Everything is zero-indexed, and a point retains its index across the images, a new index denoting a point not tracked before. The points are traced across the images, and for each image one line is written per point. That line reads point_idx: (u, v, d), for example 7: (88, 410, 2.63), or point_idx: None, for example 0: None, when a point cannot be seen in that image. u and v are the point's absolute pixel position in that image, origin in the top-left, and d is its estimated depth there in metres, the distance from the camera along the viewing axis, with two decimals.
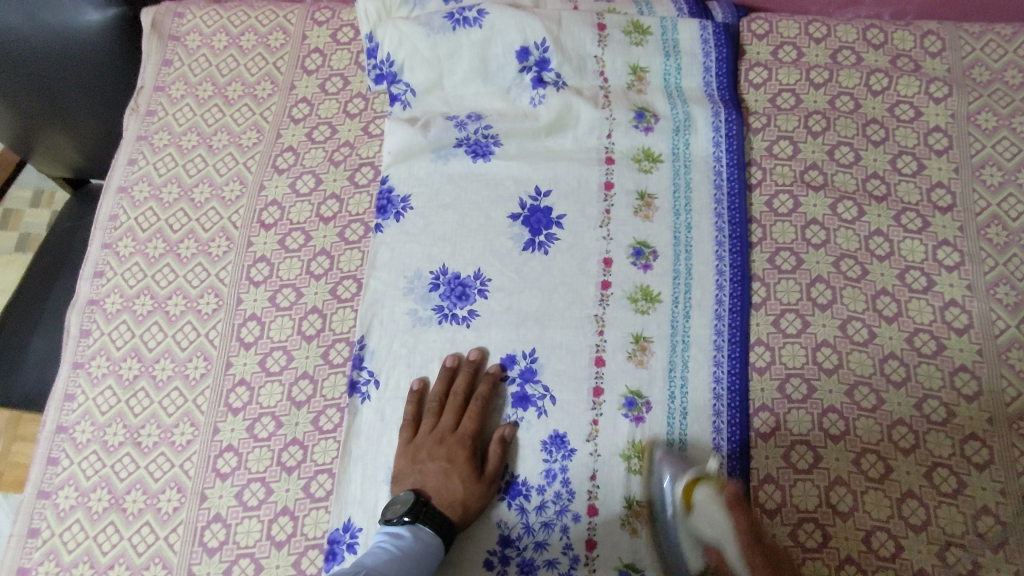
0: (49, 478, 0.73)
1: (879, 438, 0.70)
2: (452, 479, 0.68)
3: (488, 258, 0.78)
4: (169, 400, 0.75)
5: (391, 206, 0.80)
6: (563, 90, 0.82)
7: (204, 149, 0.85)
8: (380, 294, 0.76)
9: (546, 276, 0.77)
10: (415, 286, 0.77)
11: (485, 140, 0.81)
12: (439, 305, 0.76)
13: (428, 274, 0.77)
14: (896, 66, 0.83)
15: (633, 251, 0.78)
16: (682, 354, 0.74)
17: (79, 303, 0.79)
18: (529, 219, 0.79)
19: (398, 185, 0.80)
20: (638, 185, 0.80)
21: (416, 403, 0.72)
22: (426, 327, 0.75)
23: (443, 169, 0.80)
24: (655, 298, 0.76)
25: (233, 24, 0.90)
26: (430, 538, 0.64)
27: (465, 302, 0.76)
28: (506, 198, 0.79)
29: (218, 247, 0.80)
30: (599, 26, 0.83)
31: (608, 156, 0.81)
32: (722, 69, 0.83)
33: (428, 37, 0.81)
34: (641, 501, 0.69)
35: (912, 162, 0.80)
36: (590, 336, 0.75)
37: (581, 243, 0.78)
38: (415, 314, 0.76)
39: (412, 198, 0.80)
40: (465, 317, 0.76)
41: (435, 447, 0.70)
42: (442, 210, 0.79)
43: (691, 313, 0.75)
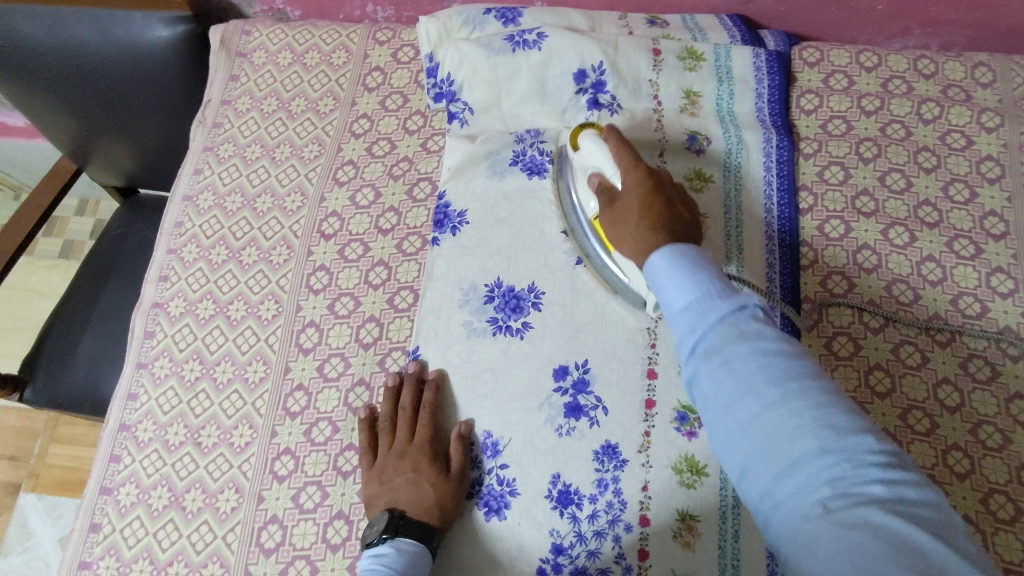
0: (111, 475, 0.75)
1: (933, 462, 0.70)
2: (421, 486, 0.69)
3: (542, 273, 0.79)
4: (229, 402, 0.77)
5: (448, 220, 0.82)
6: (617, 114, 0.84)
7: (267, 160, 0.88)
8: (436, 305, 0.78)
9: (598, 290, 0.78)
10: (470, 298, 0.78)
11: (540, 157, 0.84)
12: (493, 317, 0.78)
13: (483, 286, 0.79)
14: (946, 96, 0.85)
15: None
16: None
17: (145, 305, 0.82)
18: (582, 235, 0.80)
19: (455, 200, 0.82)
20: None
21: (369, 429, 0.73)
22: (481, 338, 0.77)
23: (498, 186, 0.83)
24: None
25: (298, 42, 0.93)
26: (414, 548, 0.65)
27: (519, 314, 0.78)
28: (559, 214, 0.81)
29: (279, 255, 0.83)
30: (654, 51, 0.85)
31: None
32: (774, 95, 0.85)
33: (488, 57, 0.84)
34: (693, 515, 0.69)
35: (964, 190, 0.80)
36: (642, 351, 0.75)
37: None
38: (470, 325, 0.77)
39: (468, 213, 0.82)
40: (519, 329, 0.77)
41: (398, 462, 0.71)
42: (498, 223, 0.81)
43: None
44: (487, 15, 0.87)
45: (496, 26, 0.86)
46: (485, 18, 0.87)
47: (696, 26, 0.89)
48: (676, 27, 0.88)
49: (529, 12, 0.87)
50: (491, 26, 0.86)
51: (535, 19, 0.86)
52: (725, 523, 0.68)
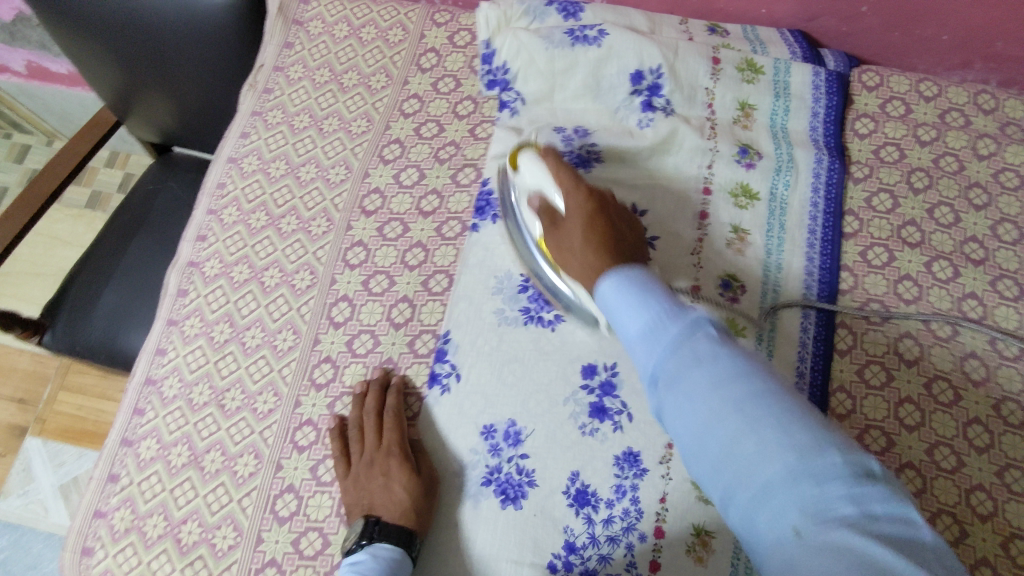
0: (133, 428, 0.75)
1: (955, 501, 0.69)
2: (393, 490, 0.68)
3: None
4: (256, 368, 0.77)
5: (490, 207, 0.82)
6: (671, 117, 0.83)
7: (314, 130, 0.87)
8: (470, 291, 0.78)
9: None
10: (505, 286, 0.79)
11: (587, 155, 0.82)
12: (526, 307, 0.78)
13: (518, 277, 0.79)
14: (1005, 133, 0.84)
15: (721, 283, 0.78)
16: None
17: (180, 262, 0.82)
18: None
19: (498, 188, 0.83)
20: (732, 219, 0.81)
21: (340, 438, 0.72)
22: (512, 327, 0.77)
23: None
24: (740, 332, 0.76)
25: (356, 16, 0.93)
26: (393, 553, 0.64)
27: (552, 306, 0.78)
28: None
29: (318, 226, 0.82)
30: (714, 59, 0.84)
31: (706, 187, 0.82)
32: (830, 115, 0.84)
33: (547, 49, 0.83)
34: (708, 531, 0.69)
35: (1013, 231, 0.79)
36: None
37: (671, 267, 0.79)
38: (502, 313, 0.78)
39: None
40: (551, 320, 0.78)
41: (369, 469, 0.70)
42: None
43: (775, 351, 0.75)
44: (548, 8, 0.86)
45: (557, 19, 0.86)
46: (546, 10, 0.86)
47: (757, 38, 0.88)
48: (736, 37, 0.88)
49: (591, 8, 0.87)
50: (552, 18, 0.86)
51: (597, 16, 0.86)
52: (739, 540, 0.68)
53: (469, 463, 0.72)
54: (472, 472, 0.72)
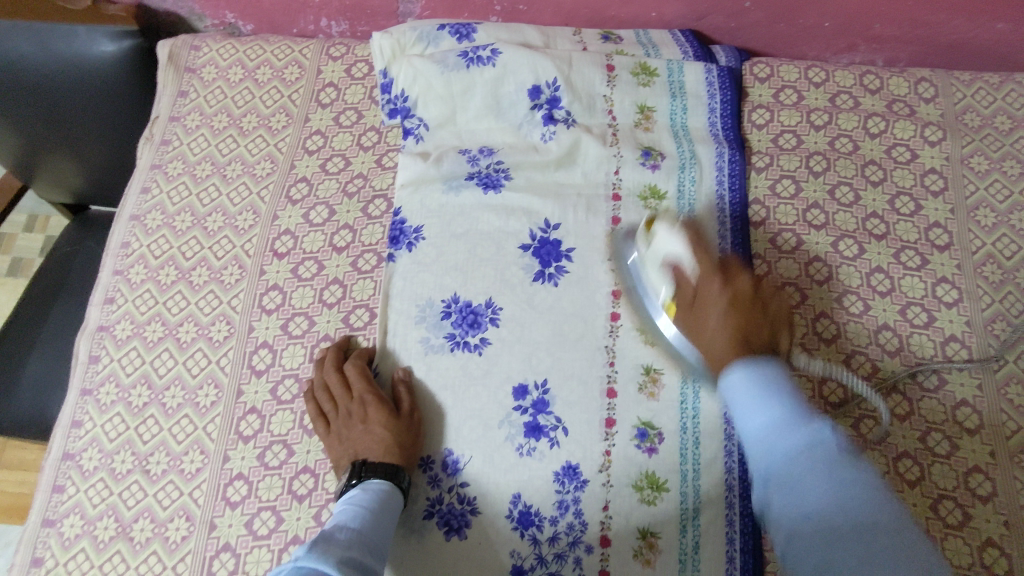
0: (54, 506, 0.72)
1: (884, 470, 0.71)
2: (372, 430, 0.69)
3: (500, 288, 0.79)
4: (179, 427, 0.74)
5: (404, 236, 0.81)
6: (573, 127, 0.84)
7: (218, 178, 0.86)
8: (392, 322, 0.77)
9: (556, 307, 0.78)
10: (427, 314, 0.78)
11: (496, 173, 0.83)
12: (450, 333, 0.77)
13: (440, 303, 0.78)
14: (891, 110, 0.87)
15: None
16: (692, 387, 0.74)
17: (90, 328, 0.80)
18: (539, 250, 0.80)
19: (411, 216, 0.82)
20: (644, 221, 0.82)
21: (314, 401, 0.74)
22: (438, 354, 0.76)
23: (454, 201, 0.82)
24: None
25: (249, 58, 0.92)
26: (381, 486, 0.66)
27: (476, 329, 0.77)
28: (515, 232, 0.81)
29: (230, 275, 0.81)
30: (608, 67, 0.86)
31: (616, 193, 0.83)
32: (726, 109, 0.86)
33: (443, 73, 0.84)
34: (654, 533, 0.69)
35: (909, 202, 0.82)
36: (601, 369, 0.75)
37: (590, 276, 0.79)
38: (427, 341, 0.77)
39: (425, 228, 0.81)
40: (477, 345, 0.76)
41: (347, 420, 0.71)
42: (457, 238, 0.81)
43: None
44: (441, 32, 0.87)
45: (450, 42, 0.86)
46: (439, 34, 0.87)
47: (649, 42, 0.90)
48: (630, 42, 0.89)
49: (483, 28, 0.87)
50: (445, 41, 0.86)
51: (489, 35, 0.87)
52: (685, 537, 0.69)
53: (411, 497, 0.72)
54: (414, 507, 0.72)
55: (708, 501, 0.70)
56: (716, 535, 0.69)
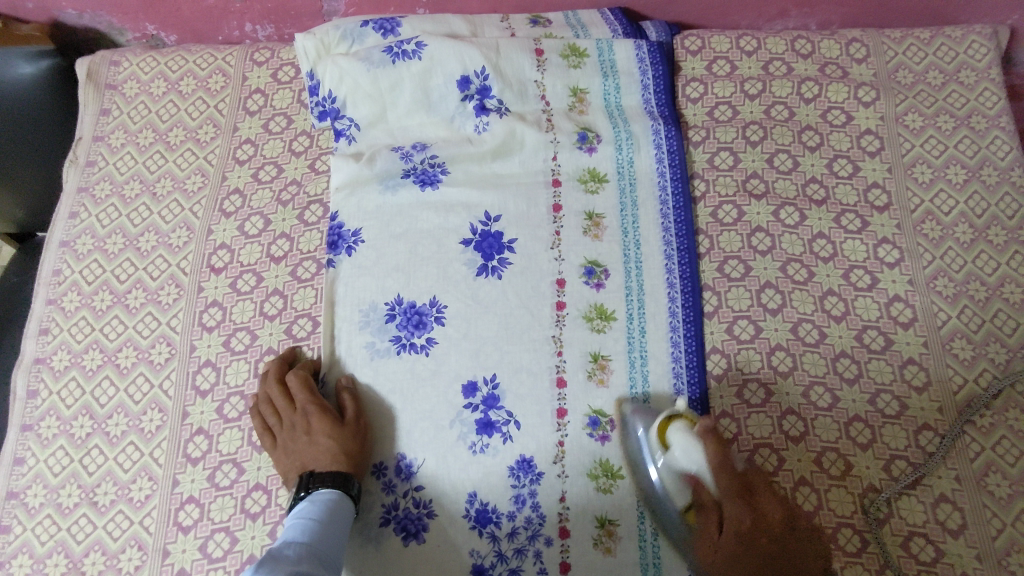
0: (1, 547, 0.70)
1: (836, 436, 0.71)
2: (318, 441, 0.69)
3: (443, 286, 0.77)
4: (125, 455, 0.73)
5: (343, 241, 0.79)
6: (506, 116, 0.83)
7: (148, 196, 0.83)
8: (336, 329, 0.76)
9: (500, 300, 0.77)
10: (371, 318, 0.76)
11: (432, 169, 0.82)
12: (396, 336, 0.76)
13: (383, 305, 0.77)
14: (824, 74, 0.86)
15: (584, 271, 0.78)
16: (641, 369, 0.74)
17: (26, 362, 0.77)
18: (481, 244, 0.79)
19: (348, 220, 0.80)
20: (586, 206, 0.81)
21: (258, 416, 0.72)
22: (385, 358, 0.75)
23: (392, 200, 0.80)
24: (610, 316, 0.76)
25: (172, 69, 0.89)
26: (329, 495, 0.65)
27: (422, 330, 0.76)
28: (453, 228, 0.79)
29: (167, 295, 0.79)
30: (537, 52, 0.84)
31: (555, 179, 0.82)
32: (659, 86, 0.85)
33: (368, 71, 0.82)
34: (612, 520, 0.70)
35: (847, 165, 0.82)
36: (550, 358, 0.75)
37: (534, 266, 0.78)
38: (373, 346, 0.75)
39: (363, 231, 0.79)
40: (423, 346, 0.75)
41: (292, 432, 0.70)
42: (396, 238, 0.79)
43: (646, 327, 0.76)
44: (364, 28, 0.84)
45: (375, 38, 0.84)
46: (363, 31, 0.85)
47: (578, 23, 0.88)
48: (559, 25, 0.88)
49: (407, 21, 0.85)
50: (370, 37, 0.84)
51: (414, 28, 0.85)
52: (643, 523, 0.69)
53: (365, 505, 0.71)
54: (369, 515, 0.70)
55: None
56: None
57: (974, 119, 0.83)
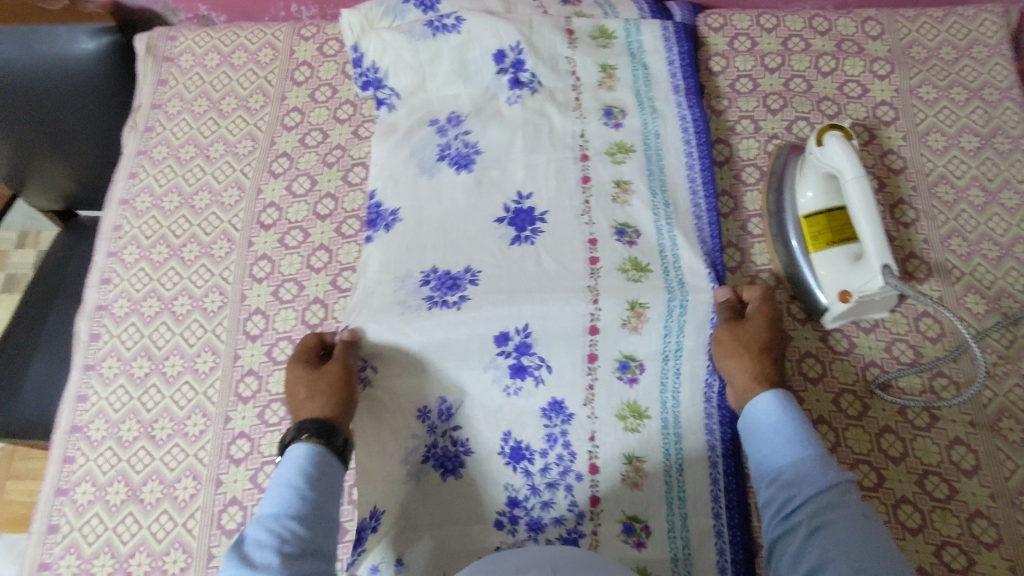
0: (66, 476, 0.75)
1: (853, 378, 0.75)
2: (300, 401, 0.71)
3: (477, 255, 0.77)
4: (181, 393, 0.78)
5: (380, 219, 0.82)
6: (538, 93, 0.88)
7: (202, 159, 0.89)
8: (371, 297, 0.77)
9: (534, 261, 0.77)
10: (406, 286, 0.76)
11: (465, 148, 0.85)
12: (430, 295, 0.76)
13: (418, 275, 0.77)
14: (841, 49, 0.91)
15: (616, 231, 0.79)
16: (678, 320, 0.75)
17: (88, 309, 0.83)
18: (514, 220, 0.80)
19: (385, 201, 0.82)
20: (614, 174, 0.83)
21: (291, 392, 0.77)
22: (417, 313, 0.75)
23: (428, 180, 0.83)
24: (645, 268, 0.77)
25: (224, 44, 0.96)
26: (298, 449, 0.65)
27: (457, 291, 0.76)
28: (488, 196, 0.81)
29: (220, 249, 0.84)
30: (568, 31, 0.89)
31: (583, 153, 0.84)
32: (685, 63, 0.89)
33: (410, 43, 0.87)
34: (640, 458, 0.73)
35: (864, 133, 0.86)
36: (584, 308, 0.74)
37: (566, 233, 0.79)
38: (406, 305, 0.75)
39: (399, 212, 0.82)
40: (457, 302, 0.75)
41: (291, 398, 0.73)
42: (435, 203, 0.81)
43: (683, 279, 0.76)
44: (406, 4, 0.90)
45: (417, 13, 0.90)
46: (405, 6, 0.90)
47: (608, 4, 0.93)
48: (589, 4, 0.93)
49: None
50: (410, 14, 0.90)
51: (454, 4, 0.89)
52: (669, 461, 0.73)
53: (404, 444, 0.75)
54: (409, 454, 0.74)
55: (689, 425, 0.74)
56: (699, 457, 0.73)
57: (986, 91, 0.87)
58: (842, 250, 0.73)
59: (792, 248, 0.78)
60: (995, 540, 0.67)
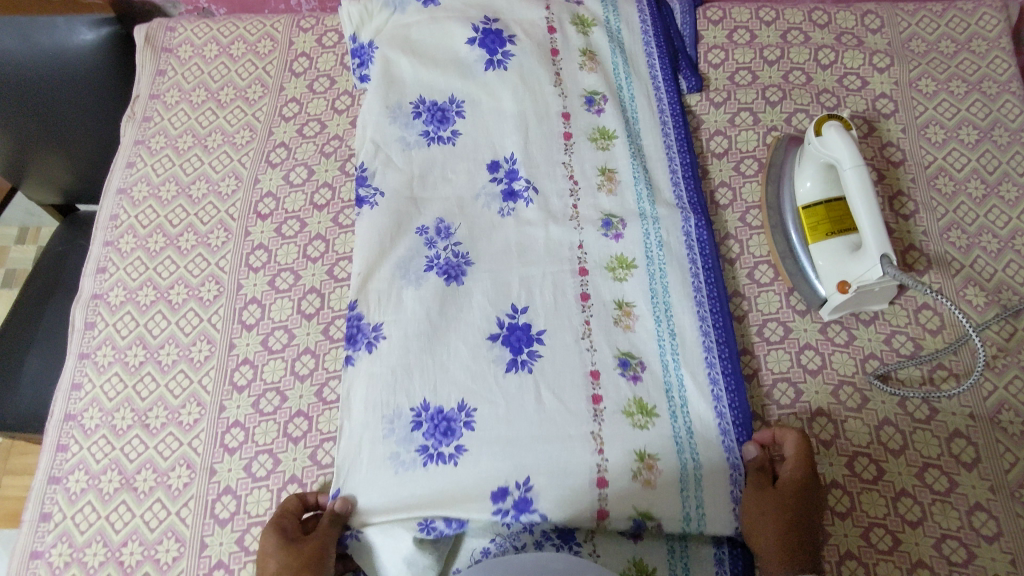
0: (59, 464, 0.74)
1: (853, 370, 0.75)
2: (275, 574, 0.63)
3: (468, 387, 0.69)
4: (176, 382, 0.77)
5: (362, 335, 0.73)
6: (534, 203, 0.79)
7: (199, 148, 0.89)
8: (358, 442, 0.68)
9: (532, 397, 0.69)
10: (395, 426, 0.68)
11: (455, 260, 0.76)
12: (423, 445, 0.67)
13: (408, 411, 0.68)
14: (840, 42, 0.90)
15: (619, 362, 0.71)
16: (667, 327, 0.73)
17: (84, 297, 0.82)
18: (509, 338, 0.72)
19: (367, 314, 0.73)
20: (597, 164, 0.82)
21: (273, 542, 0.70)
22: (409, 471, 0.66)
23: (415, 293, 0.74)
24: (652, 411, 0.68)
25: (223, 35, 0.96)
26: None
27: (450, 437, 0.67)
28: (480, 318, 0.73)
29: (217, 238, 0.84)
30: (565, 134, 0.83)
31: (582, 267, 0.76)
32: (676, 112, 0.85)
33: (404, 138, 0.83)
34: (651, 455, 0.66)
35: (863, 125, 0.86)
36: (589, 457, 0.66)
37: (567, 360, 0.71)
38: (397, 458, 0.67)
39: (384, 327, 0.73)
40: (452, 454, 0.66)
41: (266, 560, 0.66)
42: (422, 319, 0.73)
43: (692, 428, 0.68)
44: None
45: (416, 7, 0.88)
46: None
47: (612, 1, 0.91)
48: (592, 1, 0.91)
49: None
50: (412, 72, 0.85)
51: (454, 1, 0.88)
52: (682, 457, 0.66)
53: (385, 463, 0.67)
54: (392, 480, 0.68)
55: (699, 427, 0.68)
56: (713, 454, 0.67)
57: (986, 84, 0.87)
58: (837, 244, 0.73)
59: (791, 240, 0.77)
60: (995, 533, 0.67)
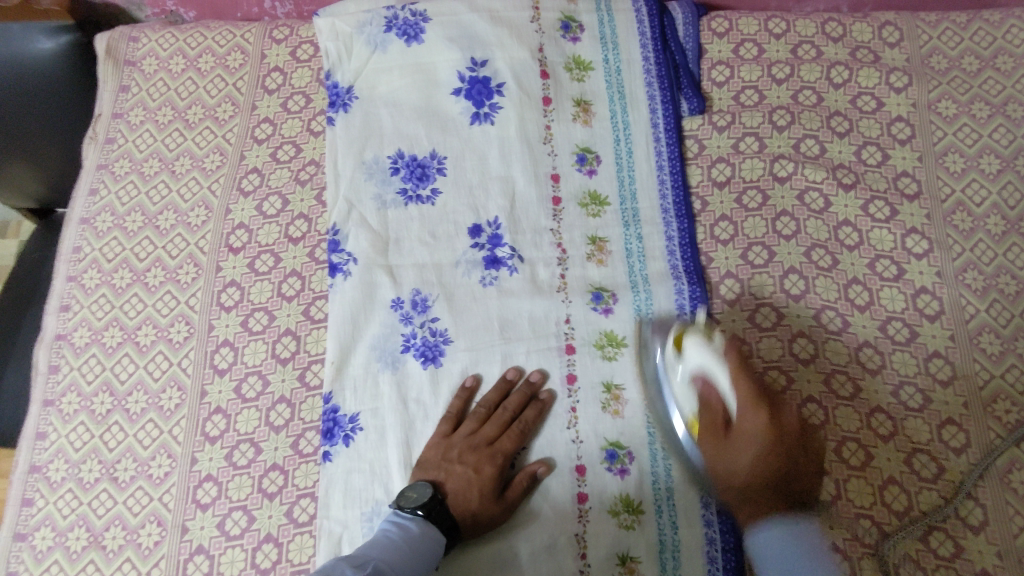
0: (25, 519, 0.71)
1: (857, 426, 0.70)
2: (471, 489, 0.66)
3: None
4: (145, 432, 0.74)
5: (338, 427, 0.71)
6: (519, 270, 0.76)
7: (166, 174, 0.84)
8: (337, 540, 0.67)
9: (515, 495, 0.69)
10: (375, 524, 0.67)
11: (433, 338, 0.74)
12: None
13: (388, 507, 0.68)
14: (855, 58, 0.84)
15: (606, 454, 0.70)
16: (657, 413, 0.71)
17: (47, 338, 0.78)
18: None
19: (343, 404, 0.72)
20: (588, 230, 0.78)
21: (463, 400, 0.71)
22: None
23: (392, 377, 0.72)
24: (637, 508, 0.68)
25: (190, 46, 0.89)
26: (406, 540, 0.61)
27: None
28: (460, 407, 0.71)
29: (186, 274, 0.79)
30: (555, 199, 0.79)
31: (568, 345, 0.74)
32: (675, 168, 0.80)
33: (379, 195, 0.79)
34: (634, 557, 0.66)
35: (876, 152, 0.80)
36: (572, 562, 0.67)
37: (548, 446, 0.70)
38: None
39: (360, 416, 0.71)
40: None
41: (468, 451, 0.68)
42: (403, 410, 0.71)
43: (678, 523, 0.67)
44: (388, 34, 0.83)
45: (399, 45, 0.83)
46: (386, 37, 0.83)
47: (611, 38, 0.84)
48: (591, 35, 0.84)
49: (432, 25, 0.83)
50: (394, 126, 0.81)
51: (438, 37, 0.83)
52: (665, 557, 0.66)
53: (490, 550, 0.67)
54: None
55: (687, 530, 0.67)
56: (697, 551, 0.66)
57: (1010, 107, 0.81)
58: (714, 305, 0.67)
59: None
60: None
